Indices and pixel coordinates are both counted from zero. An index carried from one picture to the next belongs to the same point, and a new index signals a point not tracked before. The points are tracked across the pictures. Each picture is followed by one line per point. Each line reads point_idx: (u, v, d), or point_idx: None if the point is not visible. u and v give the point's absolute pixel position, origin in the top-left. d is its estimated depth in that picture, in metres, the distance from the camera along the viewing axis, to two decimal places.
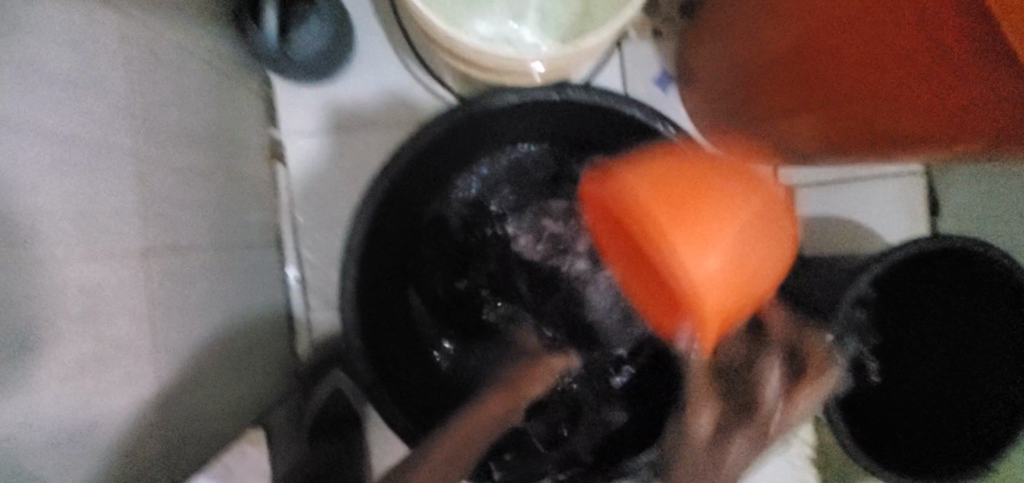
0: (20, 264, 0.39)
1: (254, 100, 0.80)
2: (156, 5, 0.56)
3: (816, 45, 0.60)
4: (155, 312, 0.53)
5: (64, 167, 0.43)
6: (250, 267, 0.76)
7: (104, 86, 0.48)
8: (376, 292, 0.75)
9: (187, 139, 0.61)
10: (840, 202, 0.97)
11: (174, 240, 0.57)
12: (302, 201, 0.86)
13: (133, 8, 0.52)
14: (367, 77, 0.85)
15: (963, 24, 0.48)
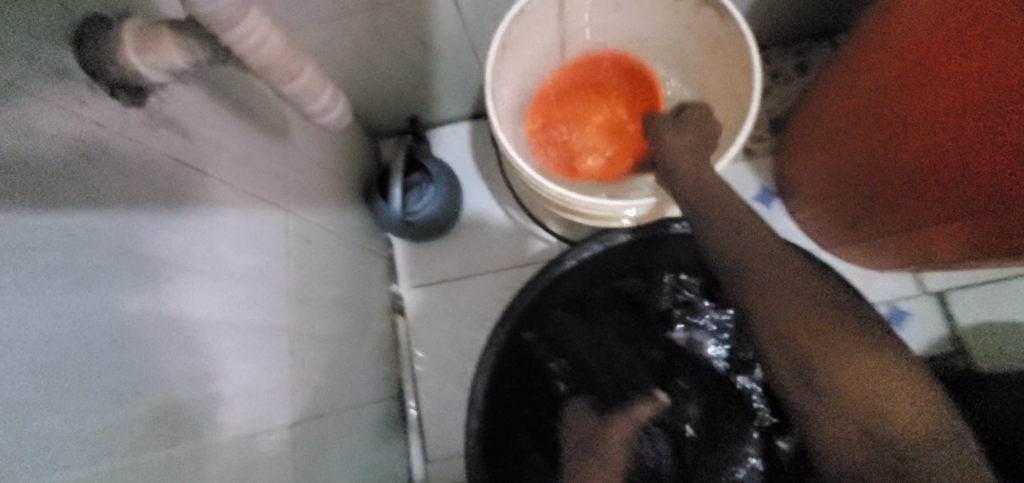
0: (202, 450, 0.43)
1: (379, 261, 0.89)
2: (305, 200, 0.66)
3: (948, 137, 0.56)
4: (298, 482, 0.55)
5: (237, 354, 0.49)
6: (376, 422, 0.79)
7: (271, 278, 0.56)
8: (498, 440, 0.72)
9: (329, 307, 0.69)
10: (1008, 304, 0.84)
11: (316, 406, 0.62)
12: (420, 350, 0.90)
13: (290, 205, 0.62)
14: (475, 229, 0.93)
15: None
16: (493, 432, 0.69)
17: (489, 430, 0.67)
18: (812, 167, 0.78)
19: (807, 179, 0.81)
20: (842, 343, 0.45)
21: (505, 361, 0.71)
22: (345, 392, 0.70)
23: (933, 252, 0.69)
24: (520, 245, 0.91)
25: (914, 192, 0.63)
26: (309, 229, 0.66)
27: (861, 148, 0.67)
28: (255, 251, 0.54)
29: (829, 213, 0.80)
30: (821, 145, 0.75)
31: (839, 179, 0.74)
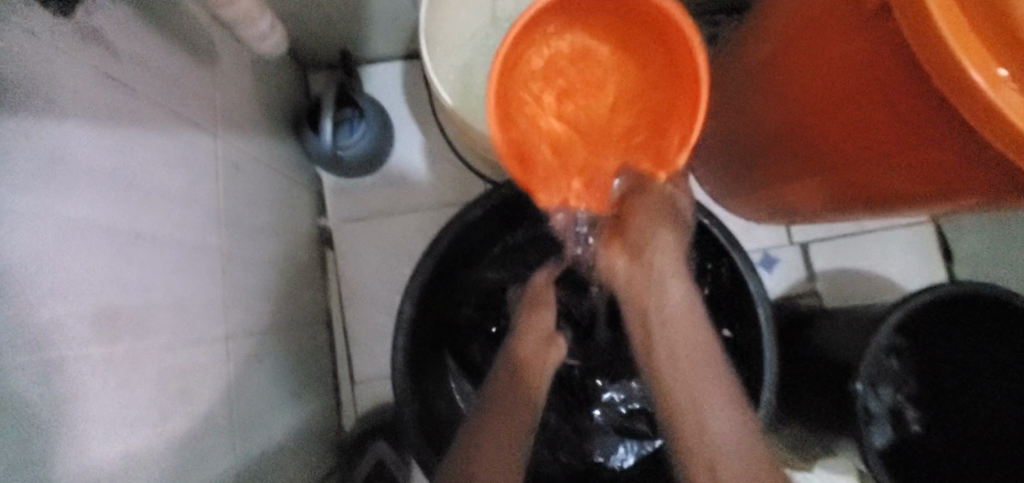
0: (142, 352, 0.47)
1: (308, 195, 0.90)
2: (235, 127, 0.67)
3: (818, 114, 0.65)
4: (231, 390, 0.60)
5: (173, 270, 0.52)
6: (306, 345, 0.83)
7: (202, 201, 0.58)
8: (422, 361, 0.78)
9: (258, 235, 0.71)
10: (855, 254, 1.01)
11: (247, 325, 0.66)
12: (349, 282, 0.94)
13: (220, 131, 0.63)
14: (404, 168, 0.96)
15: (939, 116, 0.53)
16: (416, 354, 0.75)
17: (413, 353, 0.74)
18: (711, 125, 0.88)
19: (707, 137, 0.91)
20: (696, 346, 0.60)
21: (430, 291, 0.77)
22: (274, 316, 0.74)
23: (795, 204, 0.82)
24: (448, 185, 0.96)
25: (786, 154, 0.74)
26: (238, 157, 0.67)
27: (753, 106, 0.75)
28: (186, 173, 0.55)
29: (720, 167, 0.91)
30: (720, 105, 0.84)
31: (729, 135, 0.84)
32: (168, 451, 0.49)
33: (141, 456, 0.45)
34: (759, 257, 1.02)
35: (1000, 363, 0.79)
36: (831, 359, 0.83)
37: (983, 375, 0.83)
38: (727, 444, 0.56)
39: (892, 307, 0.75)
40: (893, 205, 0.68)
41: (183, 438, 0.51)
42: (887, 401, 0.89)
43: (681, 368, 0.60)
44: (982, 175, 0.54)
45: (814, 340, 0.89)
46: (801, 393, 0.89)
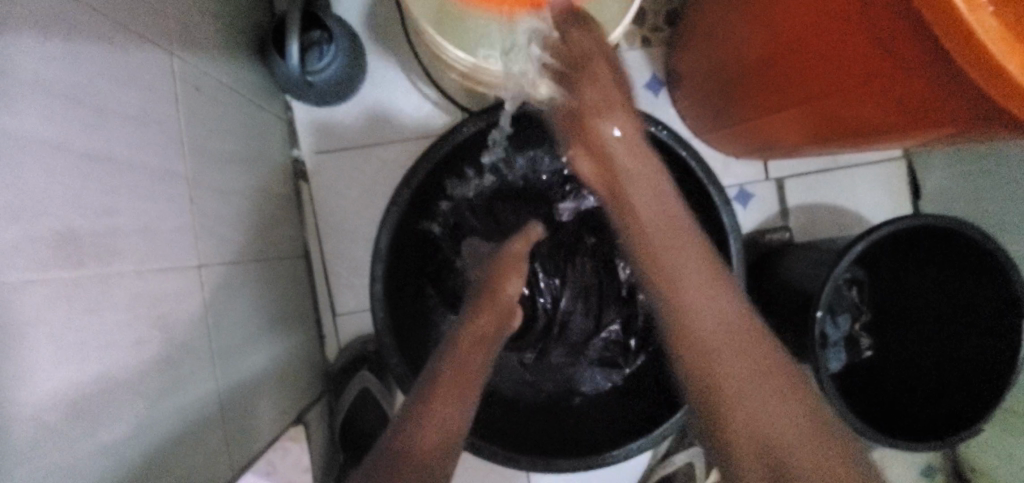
0: (110, 275, 0.46)
1: (277, 125, 0.87)
2: (192, 44, 0.63)
3: (798, 49, 0.64)
4: (207, 316, 0.61)
5: (136, 194, 0.50)
6: (284, 277, 0.84)
7: (161, 123, 0.55)
8: (400, 294, 0.79)
9: (227, 163, 0.69)
10: (825, 190, 1.03)
11: (220, 254, 0.65)
12: (325, 214, 0.93)
13: (175, 48, 0.59)
14: (376, 97, 0.93)
15: (919, 46, 0.53)
16: (394, 286, 0.76)
17: (390, 285, 0.74)
18: (692, 56, 0.86)
19: (688, 68, 0.89)
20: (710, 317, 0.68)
21: (403, 228, 0.76)
22: (249, 246, 0.73)
23: (775, 138, 0.83)
24: (423, 115, 0.93)
25: (765, 88, 0.73)
26: (199, 78, 0.64)
27: (734, 33, 0.73)
28: (141, 93, 0.53)
29: (699, 100, 0.90)
30: (701, 34, 0.82)
31: (709, 64, 0.82)
32: (146, 373, 0.50)
33: (114, 378, 0.46)
34: (734, 192, 1.03)
35: (946, 288, 0.86)
36: (794, 288, 0.87)
37: (930, 299, 0.89)
38: (752, 429, 0.64)
39: (856, 237, 0.78)
40: (872, 137, 0.69)
41: (161, 362, 0.52)
42: (843, 329, 0.92)
43: (730, 351, 0.67)
44: (957, 107, 0.55)
45: (784, 272, 0.92)
46: (762, 322, 0.94)
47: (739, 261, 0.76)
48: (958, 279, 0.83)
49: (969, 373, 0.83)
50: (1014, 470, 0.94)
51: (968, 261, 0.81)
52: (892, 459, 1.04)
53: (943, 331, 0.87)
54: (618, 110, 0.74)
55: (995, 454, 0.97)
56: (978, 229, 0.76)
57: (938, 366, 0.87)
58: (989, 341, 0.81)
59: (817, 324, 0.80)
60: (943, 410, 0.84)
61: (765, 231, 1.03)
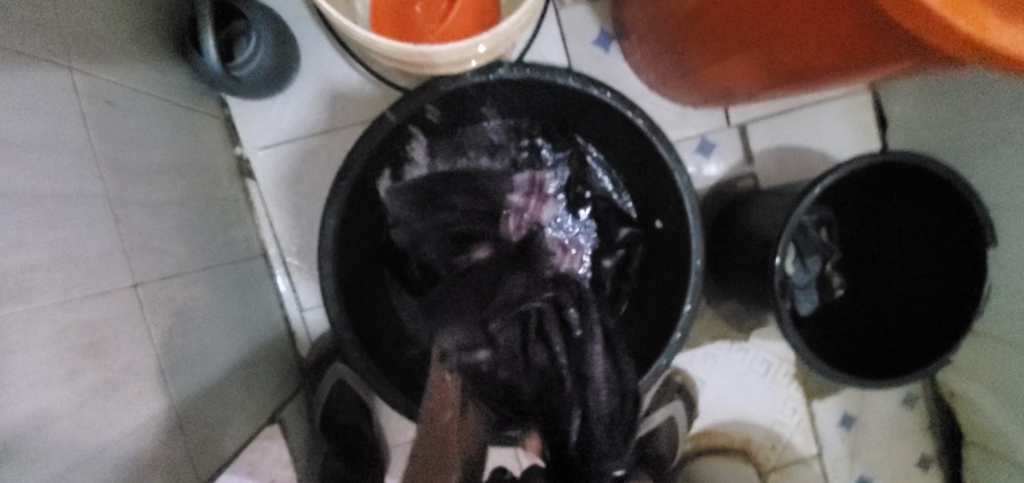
0: (34, 312, 0.45)
1: (213, 125, 0.85)
2: (99, 54, 0.60)
3: None
4: (155, 336, 0.60)
5: (53, 224, 0.48)
6: (240, 280, 0.82)
7: (72, 147, 0.53)
8: (359, 286, 0.79)
9: (157, 175, 0.67)
10: (790, 132, 1.01)
11: (162, 269, 0.64)
12: (277, 210, 0.92)
13: (79, 62, 0.56)
14: (315, 86, 0.90)
15: None
16: (349, 279, 0.76)
17: (344, 281, 0.74)
18: (638, 7, 0.82)
19: (634, 20, 0.85)
20: None
21: (351, 218, 0.74)
22: (195, 255, 0.72)
23: (731, 86, 0.79)
24: (366, 99, 0.91)
25: (713, 36, 0.70)
26: (110, 90, 0.61)
27: None
28: (44, 117, 0.50)
29: (650, 53, 0.87)
30: None
31: (655, 16, 0.79)
32: (86, 402, 0.49)
33: (53, 415, 0.46)
34: (696, 143, 1.00)
35: (915, 220, 0.84)
36: (757, 238, 0.86)
37: (900, 232, 0.88)
38: None
39: (815, 180, 0.76)
40: (828, 77, 0.65)
41: (102, 388, 0.51)
42: (813, 271, 0.91)
43: None
44: (902, 46, 0.51)
45: (749, 221, 0.90)
46: (729, 273, 0.94)
47: (696, 220, 0.74)
48: (924, 212, 0.82)
49: (937, 306, 0.82)
50: (991, 396, 0.95)
51: (932, 193, 0.79)
52: (871, 393, 1.06)
53: (913, 266, 0.87)
54: (558, 76, 0.71)
55: (974, 383, 0.98)
56: (938, 161, 0.74)
57: (908, 298, 0.87)
58: (955, 273, 0.80)
59: (778, 272, 0.79)
60: (913, 344, 0.85)
61: (729, 180, 1.01)
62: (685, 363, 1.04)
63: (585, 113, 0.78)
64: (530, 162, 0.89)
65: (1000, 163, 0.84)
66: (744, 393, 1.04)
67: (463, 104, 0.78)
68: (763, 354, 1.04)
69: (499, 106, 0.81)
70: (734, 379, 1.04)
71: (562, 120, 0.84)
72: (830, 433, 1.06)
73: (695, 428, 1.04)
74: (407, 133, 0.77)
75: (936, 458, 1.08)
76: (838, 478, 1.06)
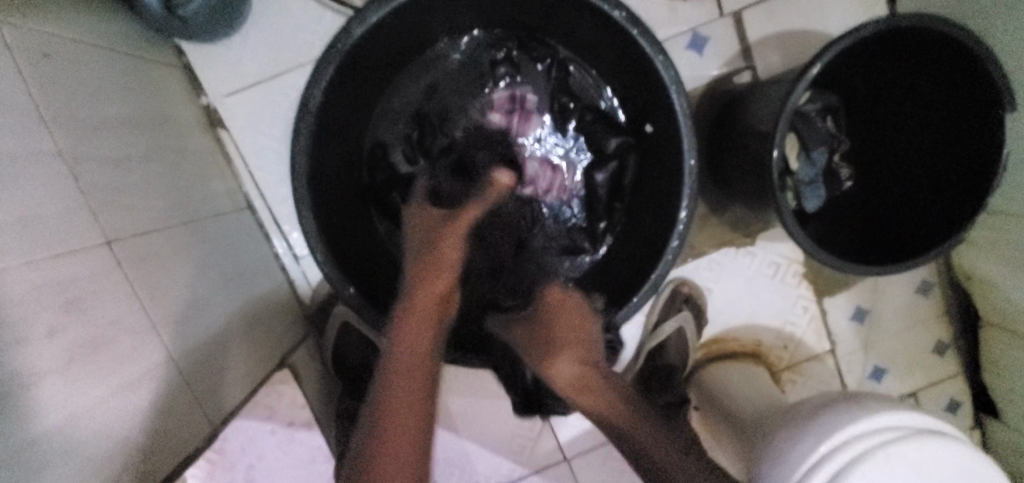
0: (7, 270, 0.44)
1: (170, 72, 0.81)
2: (32, 2, 0.56)
3: None
4: (140, 290, 0.60)
5: (12, 181, 0.47)
6: (226, 231, 0.81)
7: (21, 100, 0.50)
8: (343, 223, 0.77)
9: (115, 128, 0.64)
10: (789, 14, 0.93)
11: (137, 224, 0.63)
12: (255, 159, 0.89)
13: (16, 10, 0.53)
14: (274, 21, 0.85)
15: None
16: (329, 216, 0.74)
17: (324, 218, 0.72)
18: None
19: None
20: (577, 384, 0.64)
21: (320, 155, 0.71)
22: (171, 212, 0.70)
23: None
24: (328, 29, 0.86)
25: None
26: (42, 40, 0.56)
27: None
28: None
29: None
30: None
31: None
32: (78, 358, 0.50)
33: (48, 369, 0.46)
34: (688, 39, 0.93)
35: (930, 91, 0.78)
36: (756, 133, 0.81)
37: (916, 108, 0.81)
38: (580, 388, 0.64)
39: (814, 56, 0.70)
40: None
41: (92, 344, 0.52)
42: (820, 164, 0.86)
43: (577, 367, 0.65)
44: None
45: (749, 118, 0.85)
46: (729, 174, 0.90)
47: (685, 118, 0.69)
48: (937, 81, 0.76)
49: (954, 183, 0.77)
50: (1002, 276, 0.92)
51: (945, 59, 0.72)
52: (884, 284, 1.04)
53: (926, 141, 0.81)
54: None
55: (988, 267, 0.95)
56: (950, 21, 0.67)
57: (924, 179, 0.82)
58: (971, 143, 0.75)
59: (776, 167, 0.75)
60: (923, 225, 0.81)
61: (726, 74, 0.94)
62: (691, 273, 1.01)
63: (558, 11, 0.72)
64: (508, 77, 0.83)
65: (1019, 22, 0.77)
66: (751, 294, 1.02)
67: (427, 16, 0.72)
68: (771, 256, 1.02)
69: (464, 15, 0.76)
70: (744, 285, 1.02)
71: (536, 24, 0.78)
72: (842, 329, 1.04)
73: (707, 335, 1.03)
74: (367, 57, 0.71)
75: (951, 343, 1.07)
76: (852, 371, 1.05)
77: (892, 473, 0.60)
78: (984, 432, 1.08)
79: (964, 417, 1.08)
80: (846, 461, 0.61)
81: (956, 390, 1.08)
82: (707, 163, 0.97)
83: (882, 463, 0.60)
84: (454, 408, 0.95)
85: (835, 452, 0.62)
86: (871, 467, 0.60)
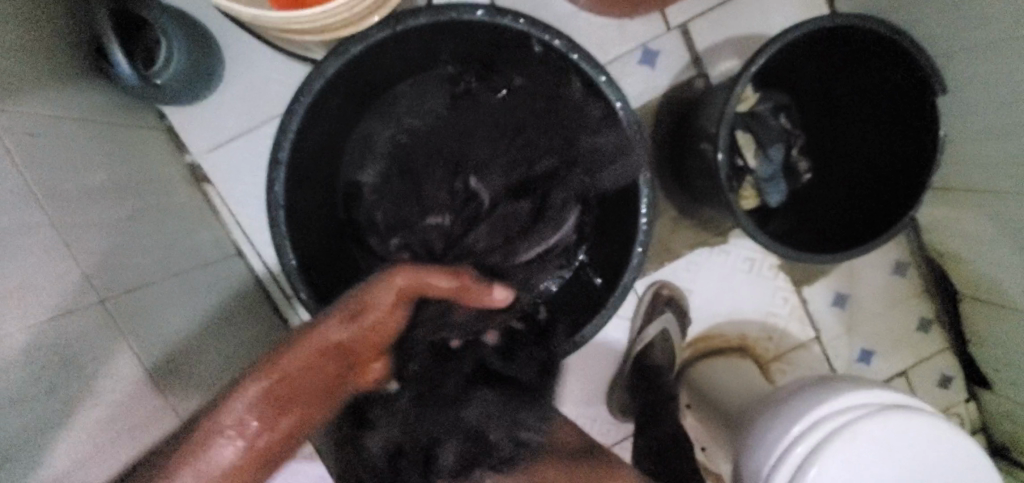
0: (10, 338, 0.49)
1: (152, 137, 0.86)
2: (26, 89, 0.61)
3: None
4: (134, 343, 0.64)
5: (11, 256, 0.51)
6: (216, 279, 0.86)
7: (16, 181, 0.55)
8: (325, 262, 0.82)
9: (101, 196, 0.69)
10: (732, 21, 0.98)
11: (127, 282, 0.67)
12: (239, 209, 0.94)
13: (9, 99, 0.58)
14: (246, 78, 0.91)
15: None
16: (309, 256, 0.78)
17: (304, 259, 0.77)
18: None
19: None
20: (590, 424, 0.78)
21: (294, 201, 0.76)
22: (160, 266, 0.75)
23: None
24: (298, 81, 0.92)
25: None
26: (31, 122, 0.61)
27: None
28: None
29: None
30: None
31: None
32: (75, 410, 0.53)
33: (53, 425, 0.50)
34: (639, 54, 0.98)
35: (868, 81, 0.82)
36: (707, 137, 0.86)
37: (860, 98, 0.85)
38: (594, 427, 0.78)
39: (748, 62, 0.74)
40: None
41: (88, 398, 0.55)
42: (776, 160, 0.90)
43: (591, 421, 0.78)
44: None
45: (702, 124, 0.89)
46: (690, 177, 0.94)
47: None
48: (872, 71, 0.80)
49: (903, 163, 0.80)
50: (972, 249, 0.95)
51: (874, 51, 0.77)
52: (859, 268, 1.06)
53: (874, 130, 0.85)
54: (466, 14, 0.70)
55: (956, 240, 0.97)
56: (869, 17, 0.71)
57: (877, 164, 0.85)
58: (912, 125, 0.78)
59: (724, 168, 0.79)
60: (879, 208, 0.84)
61: (679, 83, 0.99)
62: (669, 275, 1.04)
63: (507, 44, 0.77)
64: None
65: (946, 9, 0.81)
66: (730, 290, 1.05)
67: (384, 61, 0.77)
68: (745, 251, 1.05)
69: (420, 57, 0.81)
70: (722, 283, 1.04)
71: (489, 58, 0.82)
72: (825, 315, 1.07)
73: (692, 335, 1.05)
74: (330, 104, 0.76)
75: (935, 318, 1.09)
76: (839, 356, 1.07)
77: (859, 449, 0.64)
78: (979, 404, 1.09)
79: (958, 391, 1.10)
80: (815, 442, 0.64)
81: (946, 364, 1.09)
82: (670, 169, 1.01)
83: (852, 441, 0.64)
84: None
85: (807, 433, 0.65)
86: (841, 446, 0.64)
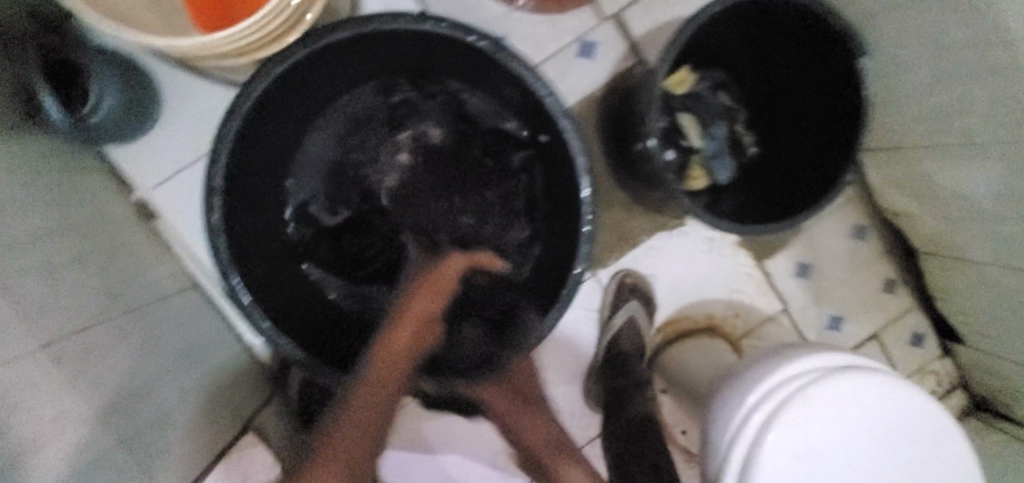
0: None
1: (96, 177, 0.86)
2: None
3: None
4: (86, 384, 0.63)
5: None
6: (173, 313, 0.85)
7: None
8: (275, 283, 0.82)
9: (43, 238, 0.68)
10: (664, 6, 0.99)
11: (76, 323, 0.66)
12: (190, 241, 0.94)
13: None
14: (186, 110, 0.91)
15: None
16: (257, 279, 0.78)
17: (251, 283, 0.76)
18: None
19: None
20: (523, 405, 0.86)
21: (235, 226, 0.75)
22: (111, 304, 0.74)
23: None
24: None
25: None
26: None
27: None
28: None
29: None
30: None
31: None
32: (23, 456, 0.52)
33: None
34: (576, 47, 0.98)
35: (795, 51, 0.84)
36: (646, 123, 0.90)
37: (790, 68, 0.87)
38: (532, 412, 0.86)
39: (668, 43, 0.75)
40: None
41: (38, 442, 0.54)
42: (720, 137, 0.92)
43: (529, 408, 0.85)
44: None
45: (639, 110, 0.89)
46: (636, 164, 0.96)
47: (564, 123, 0.74)
48: (794, 40, 0.82)
49: (837, 126, 0.82)
50: (925, 205, 0.96)
51: (792, 20, 0.79)
52: (820, 237, 1.07)
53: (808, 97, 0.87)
54: (382, 23, 0.70)
55: (909, 199, 0.98)
56: None
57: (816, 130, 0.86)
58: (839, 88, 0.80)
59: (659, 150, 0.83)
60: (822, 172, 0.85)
61: (618, 72, 0.99)
62: (631, 262, 1.04)
63: (431, 50, 0.77)
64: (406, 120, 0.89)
65: None
66: (693, 271, 1.05)
67: (312, 79, 0.78)
68: (703, 232, 1.05)
69: (350, 72, 0.82)
70: (684, 265, 1.05)
71: (417, 66, 0.83)
72: (790, 286, 1.07)
73: (660, 320, 1.06)
74: (263, 126, 0.77)
75: (900, 278, 1.09)
76: (809, 325, 1.08)
77: (815, 412, 0.65)
78: (954, 358, 1.10)
79: (933, 347, 1.10)
80: (770, 409, 0.65)
81: (916, 322, 1.10)
82: (617, 157, 1.01)
83: (806, 405, 0.64)
84: (427, 435, 0.97)
85: (763, 402, 0.66)
86: (796, 411, 0.64)
